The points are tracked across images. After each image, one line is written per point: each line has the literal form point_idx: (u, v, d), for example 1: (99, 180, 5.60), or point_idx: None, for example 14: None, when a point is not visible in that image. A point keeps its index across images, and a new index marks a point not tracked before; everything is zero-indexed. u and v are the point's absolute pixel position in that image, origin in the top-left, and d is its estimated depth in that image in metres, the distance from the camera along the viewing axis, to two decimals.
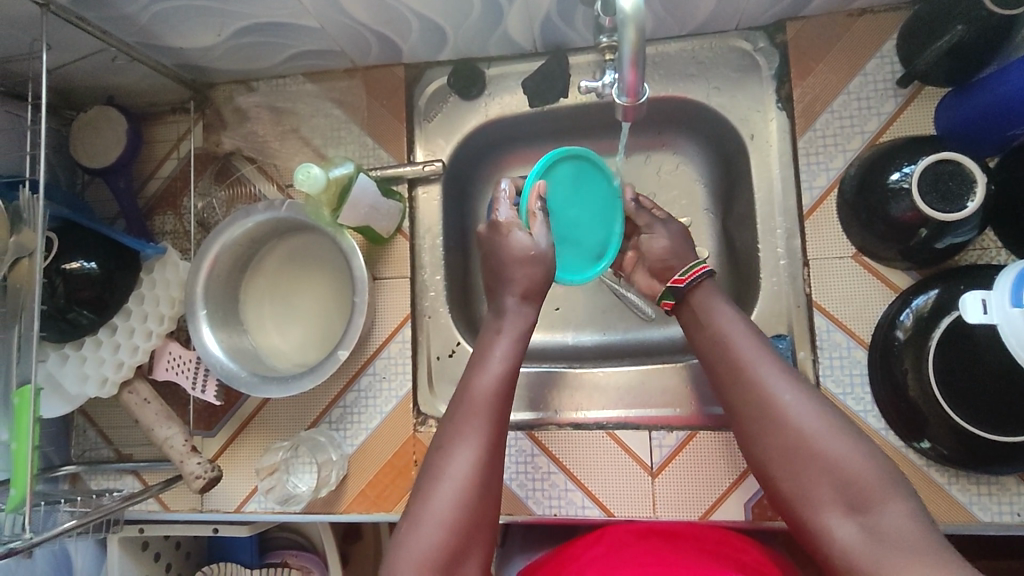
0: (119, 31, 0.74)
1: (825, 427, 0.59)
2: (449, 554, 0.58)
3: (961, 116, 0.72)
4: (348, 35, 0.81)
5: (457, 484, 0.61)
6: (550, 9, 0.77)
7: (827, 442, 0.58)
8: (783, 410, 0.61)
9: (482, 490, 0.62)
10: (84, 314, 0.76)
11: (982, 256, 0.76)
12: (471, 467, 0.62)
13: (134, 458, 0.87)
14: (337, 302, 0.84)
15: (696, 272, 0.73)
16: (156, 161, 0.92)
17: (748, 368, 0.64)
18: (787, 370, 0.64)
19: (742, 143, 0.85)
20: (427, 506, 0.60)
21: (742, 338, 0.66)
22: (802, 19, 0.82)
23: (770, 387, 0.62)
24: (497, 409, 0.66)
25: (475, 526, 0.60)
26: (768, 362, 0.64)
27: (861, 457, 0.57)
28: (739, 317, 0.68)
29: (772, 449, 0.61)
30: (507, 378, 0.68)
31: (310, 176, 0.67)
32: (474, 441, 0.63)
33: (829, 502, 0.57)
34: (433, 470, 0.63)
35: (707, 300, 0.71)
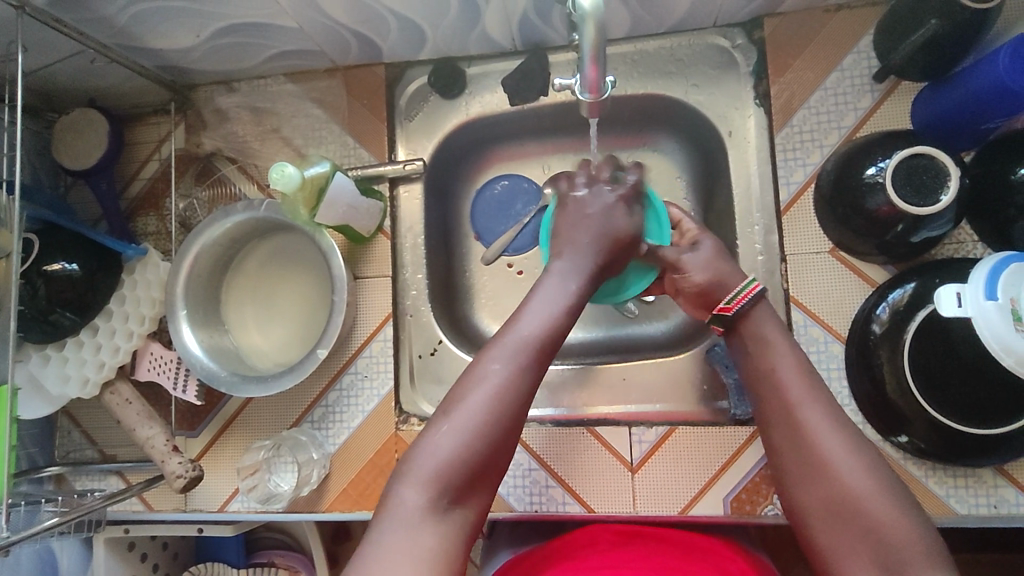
0: (97, 32, 0.74)
1: (874, 487, 0.55)
2: (466, 474, 0.55)
3: (937, 111, 0.73)
4: (327, 34, 0.81)
5: (491, 396, 0.57)
6: (527, 6, 0.77)
7: (871, 501, 0.54)
8: (831, 464, 0.56)
9: (516, 407, 0.58)
10: (66, 315, 0.76)
11: (959, 249, 0.76)
12: (509, 379, 0.57)
13: (118, 459, 0.88)
14: (317, 301, 0.84)
15: (744, 298, 0.65)
16: (138, 162, 0.92)
17: (798, 413, 0.59)
18: (837, 415, 0.59)
19: (721, 139, 0.86)
20: (455, 414, 0.57)
21: (792, 376, 0.61)
22: (779, 14, 0.82)
23: (819, 437, 0.58)
24: (545, 342, 0.60)
25: (501, 444, 0.57)
26: (820, 407, 0.59)
27: (906, 523, 0.53)
28: (793, 350, 0.63)
29: (812, 502, 0.57)
30: (566, 307, 0.62)
31: (285, 175, 0.68)
32: (518, 354, 0.59)
33: (837, 533, 0.55)
34: (468, 378, 0.58)
35: (760, 331, 0.65)
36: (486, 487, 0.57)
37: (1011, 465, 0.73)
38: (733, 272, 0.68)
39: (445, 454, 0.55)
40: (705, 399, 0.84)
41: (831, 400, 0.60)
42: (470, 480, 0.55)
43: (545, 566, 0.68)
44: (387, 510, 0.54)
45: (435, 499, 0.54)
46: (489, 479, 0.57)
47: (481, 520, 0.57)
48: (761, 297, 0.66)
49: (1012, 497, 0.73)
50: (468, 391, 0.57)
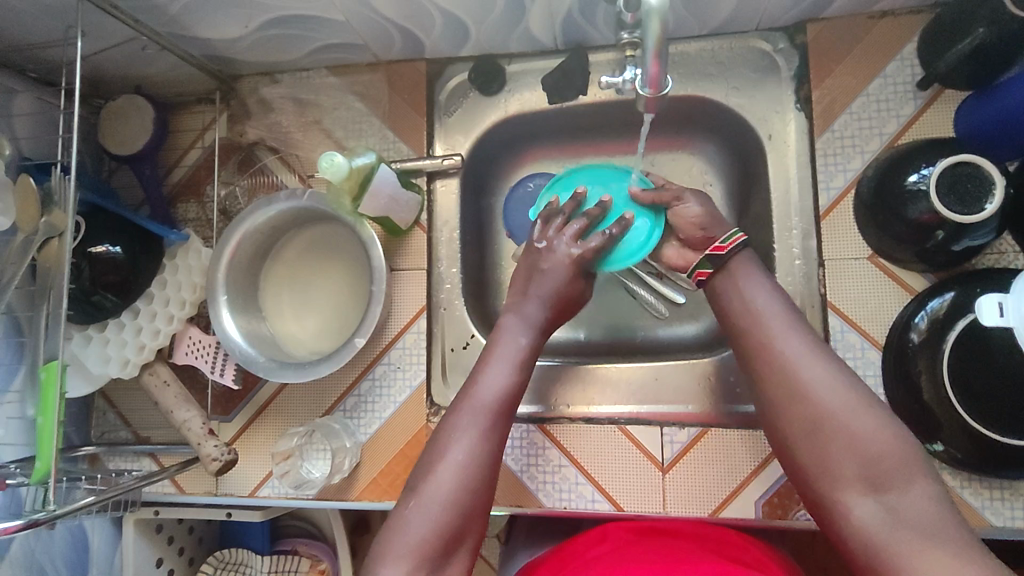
0: (150, 20, 0.76)
1: (846, 407, 0.58)
2: (441, 549, 0.58)
3: (982, 119, 0.72)
4: (372, 29, 0.82)
5: (455, 473, 0.61)
6: (573, 5, 0.77)
7: (848, 418, 0.58)
8: (806, 386, 0.60)
9: (476, 486, 0.61)
10: (108, 298, 0.78)
11: (999, 260, 0.76)
12: (469, 455, 0.62)
13: (151, 441, 0.89)
14: (354, 292, 0.85)
15: (734, 242, 0.71)
16: (181, 149, 0.94)
17: (775, 343, 0.63)
18: (814, 344, 0.63)
19: (760, 143, 0.86)
20: (426, 492, 0.60)
21: (768, 312, 0.65)
22: (822, 20, 0.83)
23: (795, 365, 0.61)
24: (497, 417, 0.65)
25: (468, 519, 0.60)
26: (797, 337, 0.63)
27: (886, 437, 0.56)
28: (772, 290, 0.67)
29: (793, 424, 0.60)
30: (515, 374, 0.68)
31: (335, 164, 0.68)
32: (475, 428, 0.64)
33: (847, 478, 0.56)
34: (433, 454, 0.63)
35: (743, 271, 0.69)
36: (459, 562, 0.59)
37: None
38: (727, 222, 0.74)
39: (418, 532, 0.58)
40: (728, 402, 0.82)
41: (811, 335, 0.64)
42: (445, 552, 0.58)
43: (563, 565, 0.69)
44: None
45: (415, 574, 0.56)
46: (461, 555, 0.59)
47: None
48: (748, 246, 0.71)
49: None
50: (433, 470, 0.61)
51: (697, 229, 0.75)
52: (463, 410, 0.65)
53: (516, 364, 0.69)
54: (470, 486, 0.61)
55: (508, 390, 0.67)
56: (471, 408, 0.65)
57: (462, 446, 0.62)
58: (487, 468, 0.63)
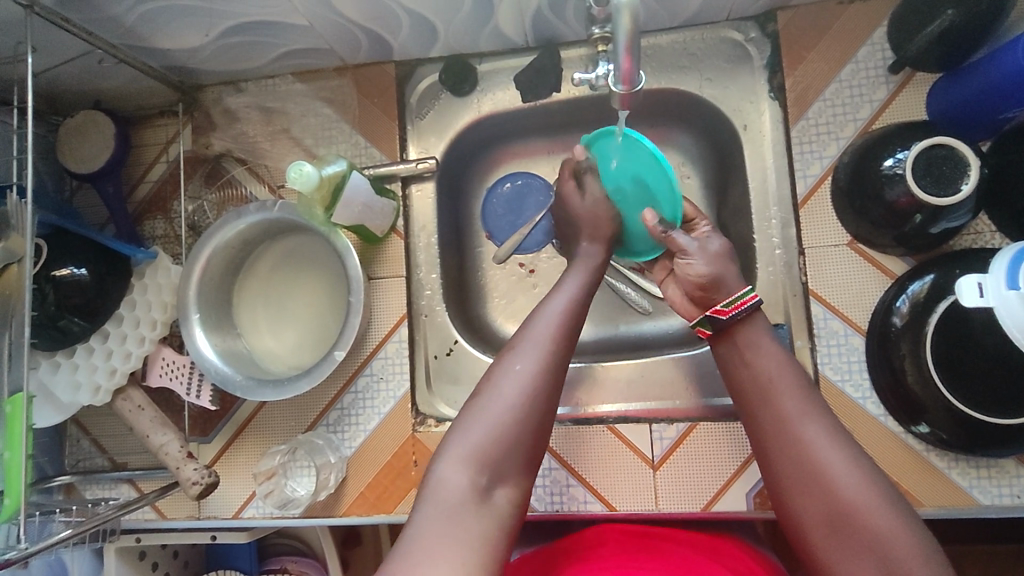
0: (105, 32, 0.73)
1: (853, 473, 0.55)
2: (504, 454, 0.57)
3: (954, 101, 0.73)
4: (338, 33, 0.80)
5: (521, 384, 0.59)
6: (541, 2, 0.76)
7: (866, 510, 0.54)
8: (824, 473, 0.56)
9: (546, 399, 0.60)
10: (75, 321, 0.75)
11: (976, 240, 0.76)
12: (540, 368, 0.60)
13: (129, 467, 0.86)
14: (332, 303, 0.83)
15: (742, 306, 0.64)
16: (145, 164, 0.91)
17: (792, 427, 0.59)
18: (832, 429, 0.58)
19: (736, 133, 0.85)
20: (492, 398, 0.59)
21: (784, 386, 0.60)
22: (792, 8, 0.82)
23: (816, 451, 0.57)
24: (568, 332, 0.63)
25: (534, 430, 0.59)
26: (812, 421, 0.58)
27: (907, 534, 0.53)
28: (784, 360, 0.62)
29: (810, 513, 0.56)
30: (584, 301, 0.67)
31: (303, 174, 0.66)
32: (546, 340, 0.62)
33: (853, 550, 0.54)
34: (497, 367, 0.61)
35: (753, 334, 0.64)
36: (521, 472, 0.58)
37: None
38: (736, 274, 0.67)
39: (480, 437, 0.57)
40: (716, 395, 0.83)
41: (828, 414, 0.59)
42: (505, 462, 0.57)
43: (554, 563, 0.68)
44: (427, 490, 0.56)
45: (475, 479, 0.55)
46: (524, 467, 0.58)
47: (521, 510, 0.57)
48: (758, 308, 0.65)
49: None
50: (499, 380, 0.59)
51: (698, 287, 0.67)
52: (534, 328, 0.63)
53: (584, 291, 0.67)
54: (540, 396, 0.59)
55: (575, 313, 0.65)
56: (542, 324, 0.63)
57: (532, 358, 0.60)
58: (555, 384, 0.61)
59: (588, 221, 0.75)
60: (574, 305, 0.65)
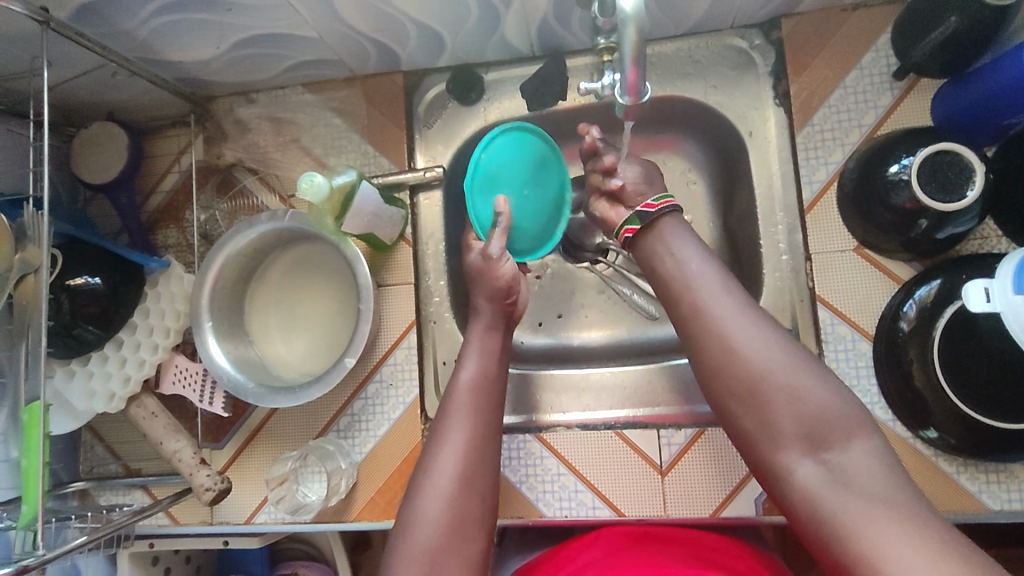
0: (118, 46, 0.75)
1: (777, 362, 0.57)
2: (443, 547, 0.59)
3: (958, 107, 0.73)
4: (347, 44, 0.82)
5: (448, 478, 0.62)
6: (547, 12, 0.77)
7: (789, 381, 0.56)
8: (739, 351, 0.58)
9: (468, 490, 0.62)
10: (90, 330, 0.76)
11: (983, 245, 0.76)
12: (461, 454, 0.64)
13: (142, 473, 0.87)
14: (342, 310, 0.84)
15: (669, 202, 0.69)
16: (158, 175, 0.92)
17: (709, 310, 0.60)
18: (745, 311, 0.60)
19: (741, 140, 0.86)
20: (419, 505, 0.61)
21: (701, 277, 0.63)
22: (796, 15, 0.83)
23: (733, 334, 0.59)
24: (476, 414, 0.67)
25: (467, 518, 0.61)
26: (725, 304, 0.60)
27: (828, 395, 0.55)
28: (699, 253, 0.65)
29: (732, 398, 0.58)
30: (489, 371, 0.70)
31: (315, 184, 0.67)
32: (456, 434, 0.65)
33: (790, 440, 0.55)
34: (426, 458, 0.64)
35: (672, 228, 0.67)
36: (467, 564, 0.59)
37: None
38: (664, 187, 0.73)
39: (422, 536, 0.59)
40: None
41: (744, 302, 0.61)
42: (447, 556, 0.58)
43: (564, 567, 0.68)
44: None
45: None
46: (470, 560, 0.60)
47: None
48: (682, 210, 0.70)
49: None
50: (426, 478, 0.62)
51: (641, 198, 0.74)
52: (450, 412, 0.67)
53: (485, 365, 0.71)
54: (462, 491, 0.62)
55: (477, 394, 0.68)
56: (450, 421, 0.66)
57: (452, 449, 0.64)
58: (480, 469, 0.64)
59: (486, 281, 0.74)
60: (473, 382, 0.69)
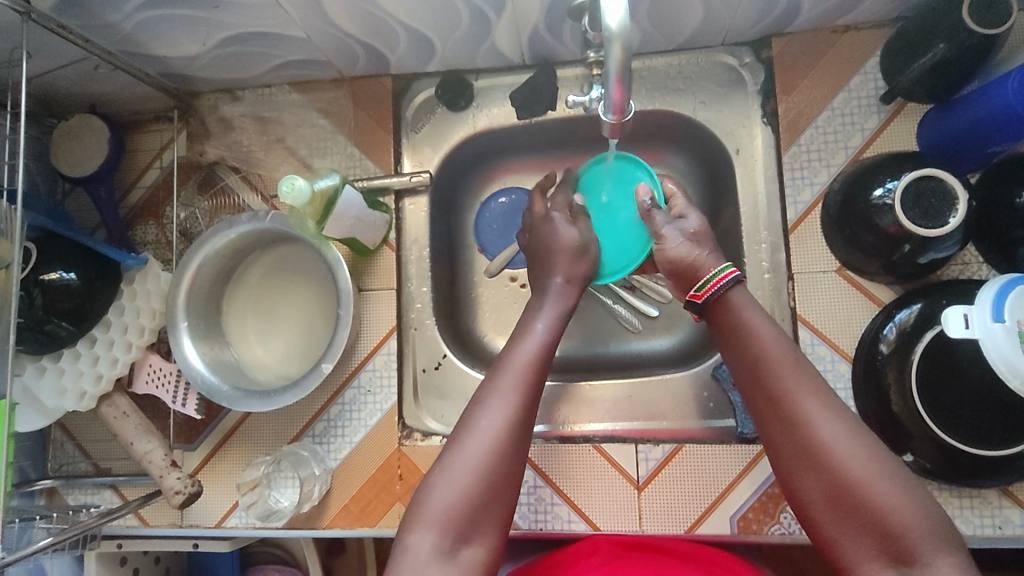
0: (101, 39, 0.73)
1: (867, 465, 0.54)
2: (472, 509, 0.57)
3: (944, 133, 0.74)
4: (335, 46, 0.81)
5: (481, 450, 0.59)
6: (538, 22, 0.77)
7: (875, 485, 0.53)
8: (835, 448, 0.55)
9: (513, 446, 0.60)
10: (62, 326, 0.74)
11: (964, 271, 0.77)
12: (500, 430, 0.59)
13: (112, 472, 0.86)
14: (321, 314, 0.83)
15: (717, 284, 0.66)
16: (140, 169, 0.91)
17: (793, 402, 0.58)
18: (833, 404, 0.58)
19: (729, 157, 0.86)
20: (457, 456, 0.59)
21: (786, 367, 0.60)
22: (786, 35, 0.83)
23: (817, 424, 0.57)
24: (533, 396, 0.63)
25: (501, 493, 0.58)
26: (819, 400, 0.58)
27: (912, 505, 0.53)
28: (778, 335, 0.63)
29: (813, 492, 0.56)
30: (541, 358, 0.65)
31: (295, 188, 0.66)
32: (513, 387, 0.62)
33: (868, 550, 0.53)
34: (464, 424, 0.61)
35: (742, 306, 0.65)
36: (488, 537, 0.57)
37: (1015, 486, 0.74)
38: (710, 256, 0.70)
39: (444, 501, 0.57)
40: (706, 417, 0.83)
41: (836, 399, 0.58)
42: (470, 526, 0.56)
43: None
44: (396, 555, 0.56)
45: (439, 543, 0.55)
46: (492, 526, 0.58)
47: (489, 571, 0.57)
48: (738, 283, 0.66)
49: (1017, 518, 0.74)
50: (459, 446, 0.59)
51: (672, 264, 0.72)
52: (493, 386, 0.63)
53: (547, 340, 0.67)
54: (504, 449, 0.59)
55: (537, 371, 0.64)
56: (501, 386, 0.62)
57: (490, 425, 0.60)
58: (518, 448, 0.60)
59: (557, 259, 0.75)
60: (535, 363, 0.65)
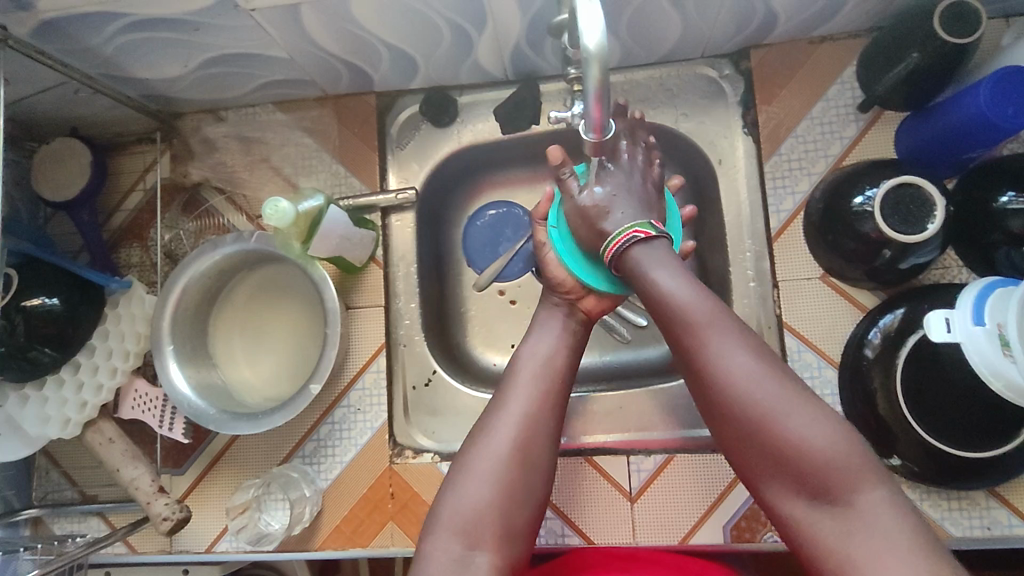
0: (81, 63, 0.73)
1: (781, 407, 0.53)
2: (486, 523, 0.58)
3: (919, 140, 0.75)
4: (318, 65, 0.81)
5: (501, 453, 0.60)
6: (520, 38, 0.77)
7: (793, 430, 0.52)
8: (744, 391, 0.53)
9: (526, 466, 0.61)
10: (45, 352, 0.73)
11: (944, 275, 0.78)
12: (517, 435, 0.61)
13: (99, 499, 0.85)
14: (309, 332, 0.82)
15: (620, 242, 0.63)
16: (122, 192, 0.90)
17: (702, 350, 0.55)
18: (747, 344, 0.55)
19: (711, 167, 0.87)
20: (472, 472, 0.60)
21: (695, 308, 0.56)
22: (764, 46, 0.84)
23: (726, 371, 0.54)
24: (550, 398, 0.64)
25: (519, 502, 0.60)
26: (724, 338, 0.55)
27: (831, 434, 0.52)
28: (688, 280, 0.59)
29: (731, 434, 0.55)
30: (570, 365, 0.68)
31: (279, 210, 0.67)
32: (529, 411, 0.63)
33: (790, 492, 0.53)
34: (480, 429, 0.63)
35: (651, 263, 0.61)
36: (511, 542, 0.58)
37: (1003, 487, 0.75)
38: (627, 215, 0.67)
39: (462, 505, 0.58)
40: (697, 428, 0.83)
41: (746, 336, 0.56)
42: (489, 529, 0.58)
43: None
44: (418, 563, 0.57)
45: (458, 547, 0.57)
46: (514, 534, 0.59)
47: (509, 574, 0.58)
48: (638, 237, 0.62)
49: (1005, 518, 0.74)
50: (477, 452, 0.61)
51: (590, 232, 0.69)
52: (510, 398, 0.64)
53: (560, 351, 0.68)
54: (518, 468, 0.60)
55: (552, 381, 0.65)
56: (509, 410, 0.63)
57: (506, 429, 0.61)
58: (538, 445, 0.62)
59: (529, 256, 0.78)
60: (546, 369, 0.66)
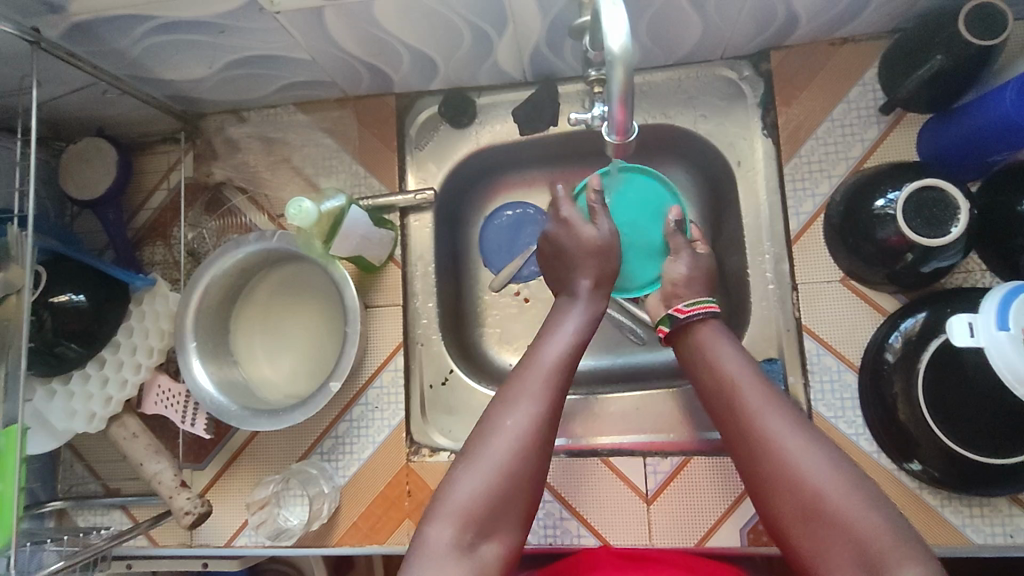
0: (109, 64, 0.74)
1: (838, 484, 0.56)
2: (488, 510, 0.56)
3: (943, 143, 0.74)
4: (339, 67, 0.82)
5: (511, 438, 0.59)
6: (539, 41, 0.78)
7: (848, 510, 0.54)
8: (801, 470, 0.57)
9: (533, 448, 0.59)
10: (72, 347, 0.75)
11: (967, 279, 0.77)
12: (527, 427, 0.59)
13: (122, 493, 0.86)
14: (329, 331, 0.83)
15: (696, 311, 0.69)
16: (146, 191, 0.92)
17: (761, 423, 0.60)
18: (800, 425, 0.60)
19: (730, 168, 0.87)
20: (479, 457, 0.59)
21: (752, 386, 0.62)
22: (785, 48, 0.84)
23: (785, 447, 0.58)
24: (558, 380, 0.63)
25: (521, 491, 0.58)
26: (782, 417, 0.60)
27: (882, 524, 0.53)
28: (746, 361, 0.65)
29: (786, 510, 0.57)
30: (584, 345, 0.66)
31: (302, 211, 0.67)
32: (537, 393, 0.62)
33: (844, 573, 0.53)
34: (489, 416, 0.62)
35: (712, 339, 0.68)
36: (515, 526, 0.58)
37: None
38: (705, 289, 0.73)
39: (467, 493, 0.57)
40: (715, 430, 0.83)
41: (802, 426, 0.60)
42: (493, 516, 0.57)
43: None
44: (413, 549, 0.55)
45: (460, 536, 0.55)
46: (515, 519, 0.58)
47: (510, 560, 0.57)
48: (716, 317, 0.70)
49: None
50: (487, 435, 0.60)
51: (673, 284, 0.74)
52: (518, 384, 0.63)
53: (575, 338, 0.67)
54: (521, 456, 0.59)
55: (560, 368, 0.64)
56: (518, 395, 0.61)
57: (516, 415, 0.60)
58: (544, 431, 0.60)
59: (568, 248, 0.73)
60: (558, 355, 0.65)
